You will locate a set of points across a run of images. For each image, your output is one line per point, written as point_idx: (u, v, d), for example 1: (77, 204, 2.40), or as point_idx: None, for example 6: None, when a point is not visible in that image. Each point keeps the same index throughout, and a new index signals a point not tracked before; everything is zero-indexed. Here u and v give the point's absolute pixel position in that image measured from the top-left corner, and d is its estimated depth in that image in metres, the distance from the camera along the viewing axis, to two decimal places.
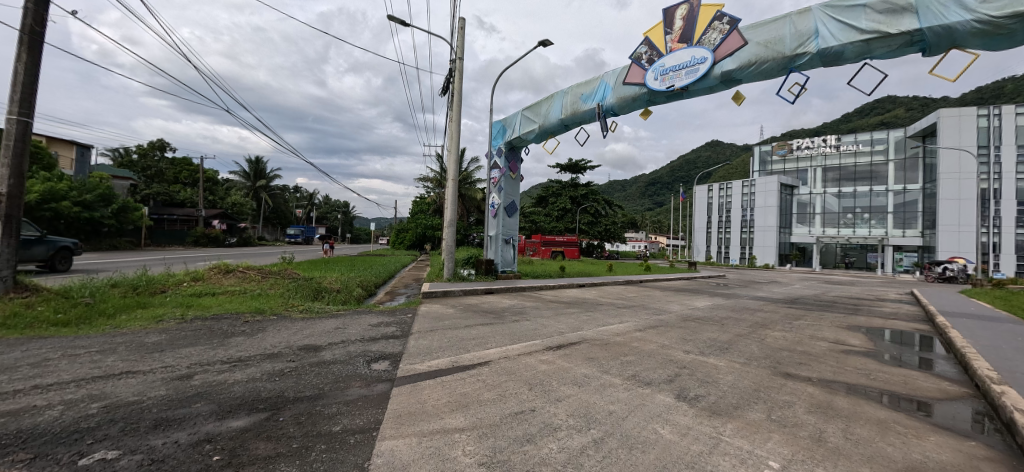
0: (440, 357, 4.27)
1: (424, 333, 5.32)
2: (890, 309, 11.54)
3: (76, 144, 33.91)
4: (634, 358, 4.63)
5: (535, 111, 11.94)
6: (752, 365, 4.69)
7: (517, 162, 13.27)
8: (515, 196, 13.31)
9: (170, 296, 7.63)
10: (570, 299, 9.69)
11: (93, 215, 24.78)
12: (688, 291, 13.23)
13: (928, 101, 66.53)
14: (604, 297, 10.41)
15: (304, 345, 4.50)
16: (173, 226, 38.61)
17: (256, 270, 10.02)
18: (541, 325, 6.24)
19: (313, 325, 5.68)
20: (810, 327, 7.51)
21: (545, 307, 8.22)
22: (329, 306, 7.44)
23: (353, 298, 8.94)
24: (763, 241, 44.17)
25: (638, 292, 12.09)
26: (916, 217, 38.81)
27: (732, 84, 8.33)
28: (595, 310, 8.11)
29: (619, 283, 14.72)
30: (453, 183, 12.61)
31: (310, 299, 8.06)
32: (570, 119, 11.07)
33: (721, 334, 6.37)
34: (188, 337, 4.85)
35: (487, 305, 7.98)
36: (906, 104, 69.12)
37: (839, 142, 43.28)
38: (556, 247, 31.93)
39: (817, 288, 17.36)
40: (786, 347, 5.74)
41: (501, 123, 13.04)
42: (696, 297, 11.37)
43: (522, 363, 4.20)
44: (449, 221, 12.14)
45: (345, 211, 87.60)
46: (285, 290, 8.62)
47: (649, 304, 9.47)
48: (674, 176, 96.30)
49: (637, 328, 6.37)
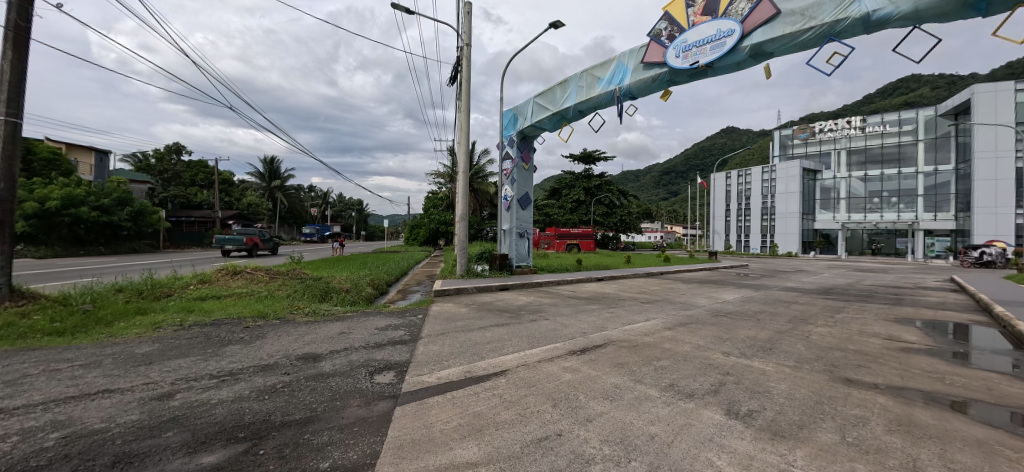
0: (451, 367, 3.81)
1: (435, 337, 4.86)
2: (935, 299, 10.64)
3: (94, 150, 34.75)
4: (668, 363, 4.10)
5: (547, 97, 11.34)
6: (804, 369, 4.09)
7: (530, 152, 12.72)
8: (528, 188, 12.77)
9: (173, 301, 7.41)
10: (590, 294, 9.15)
11: (111, 219, 25.42)
12: (713, 283, 12.54)
13: (957, 78, 63.14)
14: (624, 291, 9.84)
15: (302, 354, 4.12)
16: (191, 228, 39.34)
17: (264, 271, 9.75)
18: (561, 325, 5.75)
19: (316, 330, 5.31)
20: (857, 322, 6.81)
21: (563, 304, 7.71)
22: (338, 308, 7.07)
23: (364, 299, 8.57)
24: (784, 228, 42.66)
25: (659, 285, 11.46)
26: (949, 199, 36.70)
27: (762, 59, 7.58)
28: (618, 306, 7.58)
29: (639, 275, 14.10)
30: (464, 175, 12.10)
31: (318, 300, 7.71)
32: (585, 105, 10.43)
33: (759, 331, 5.76)
34: (182, 347, 4.56)
35: (502, 303, 7.52)
36: (933, 82, 65.75)
37: (865, 123, 41.13)
38: (571, 240, 31.35)
39: (848, 277, 16.41)
40: (836, 346, 5.09)
41: (512, 112, 12.48)
42: (723, 290, 10.70)
43: (544, 372, 3.72)
44: (461, 215, 11.68)
45: (358, 209, 88.37)
46: (293, 292, 8.31)
47: (674, 298, 8.88)
48: (688, 165, 94.05)
49: (666, 327, 5.81)
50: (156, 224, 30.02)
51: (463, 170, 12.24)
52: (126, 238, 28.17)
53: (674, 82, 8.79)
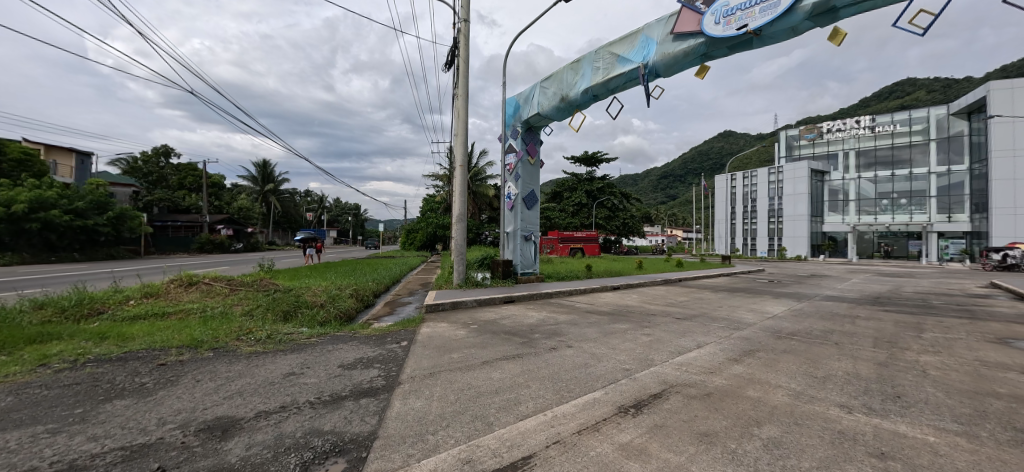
0: (438, 452, 2.30)
1: (418, 386, 3.30)
2: (1006, 310, 9.18)
3: (75, 152, 33.35)
4: (779, 434, 2.62)
5: (557, 81, 9.97)
6: (986, 443, 2.65)
7: (536, 144, 11.28)
8: (534, 185, 11.40)
9: (94, 323, 5.87)
10: (612, 308, 7.66)
11: (86, 223, 23.96)
12: (744, 292, 11.09)
13: (953, 82, 62.93)
14: (650, 303, 8.38)
15: (208, 423, 2.62)
16: (177, 232, 37.47)
17: (225, 282, 8.22)
18: (592, 358, 4.24)
19: (255, 369, 3.79)
20: (961, 346, 5.36)
21: (585, 322, 6.21)
22: (302, 330, 5.61)
23: (338, 320, 6.97)
24: (792, 231, 41.44)
25: (687, 295, 9.94)
26: (963, 201, 35.47)
27: (827, 19, 6.15)
28: (652, 326, 6.07)
29: (658, 283, 12.63)
30: (461, 171, 10.64)
31: (278, 321, 6.24)
32: (602, 87, 9.04)
33: (858, 365, 4.30)
34: (41, 404, 3.04)
35: (509, 323, 5.99)
36: (928, 86, 65.57)
37: (874, 123, 39.96)
38: (575, 244, 29.99)
39: (882, 283, 14.95)
40: (983, 391, 3.64)
41: (516, 99, 11.09)
42: (763, 300, 9.23)
43: (594, 461, 2.22)
44: (458, 216, 10.25)
45: (356, 214, 86.49)
46: (254, 308, 6.85)
47: (715, 312, 7.39)
48: (686, 168, 93.28)
49: (733, 359, 4.34)
50: (138, 229, 28.54)
51: (461, 163, 10.76)
52: (105, 243, 26.62)
53: (710, 56, 7.43)
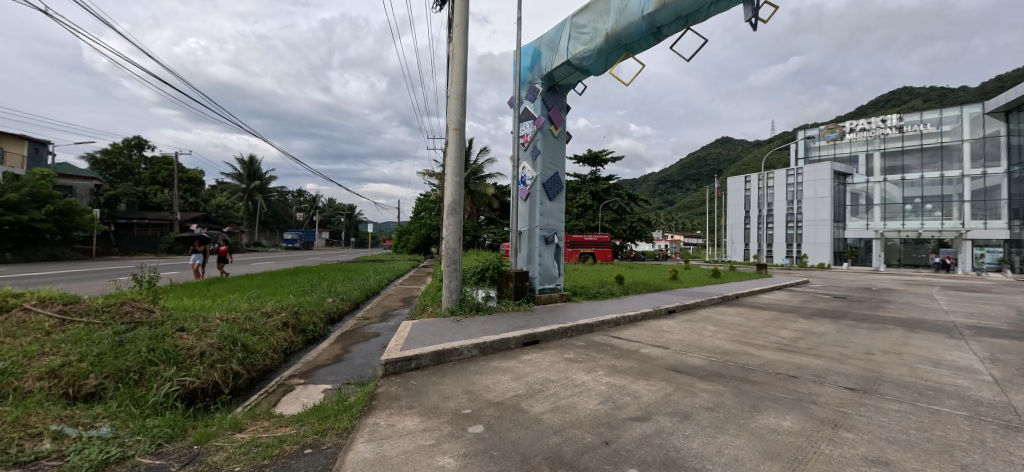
0: None
1: None
2: None
3: (27, 139, 29.93)
4: None
5: (598, 10, 6.87)
6: None
7: (561, 110, 8.15)
8: (558, 166, 8.25)
9: None
10: (710, 361, 4.47)
11: (19, 218, 20.67)
12: (850, 318, 7.92)
13: (948, 91, 61.95)
14: (759, 347, 5.18)
15: None
16: (144, 231, 34.17)
17: (54, 312, 4.82)
18: None
19: None
20: None
21: (705, 411, 3.03)
22: (83, 451, 2.35)
23: (201, 402, 3.67)
24: (814, 237, 38.78)
25: (784, 325, 6.77)
26: (1000, 207, 32.69)
27: None
28: (848, 424, 2.89)
29: (718, 303, 9.54)
30: (456, 140, 7.48)
31: (54, 414, 2.87)
32: (668, 12, 5.95)
33: None
34: None
35: (551, 418, 2.82)
36: (924, 94, 64.84)
37: (901, 122, 37.46)
38: (585, 248, 27.03)
39: (985, 302, 11.88)
40: None
41: (535, 45, 7.99)
42: (911, 338, 6.11)
43: None
44: (450, 204, 7.13)
45: (349, 215, 82.95)
46: (62, 367, 3.54)
47: (899, 374, 4.19)
48: (685, 173, 91.03)
49: None
50: (91, 226, 25.18)
51: (455, 127, 7.62)
52: (52, 242, 23.51)
53: None
